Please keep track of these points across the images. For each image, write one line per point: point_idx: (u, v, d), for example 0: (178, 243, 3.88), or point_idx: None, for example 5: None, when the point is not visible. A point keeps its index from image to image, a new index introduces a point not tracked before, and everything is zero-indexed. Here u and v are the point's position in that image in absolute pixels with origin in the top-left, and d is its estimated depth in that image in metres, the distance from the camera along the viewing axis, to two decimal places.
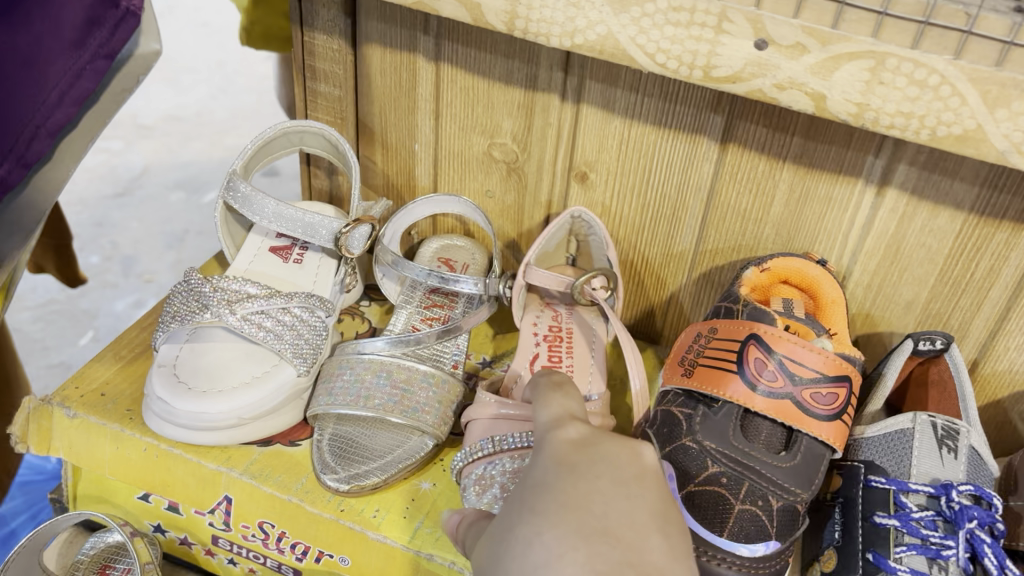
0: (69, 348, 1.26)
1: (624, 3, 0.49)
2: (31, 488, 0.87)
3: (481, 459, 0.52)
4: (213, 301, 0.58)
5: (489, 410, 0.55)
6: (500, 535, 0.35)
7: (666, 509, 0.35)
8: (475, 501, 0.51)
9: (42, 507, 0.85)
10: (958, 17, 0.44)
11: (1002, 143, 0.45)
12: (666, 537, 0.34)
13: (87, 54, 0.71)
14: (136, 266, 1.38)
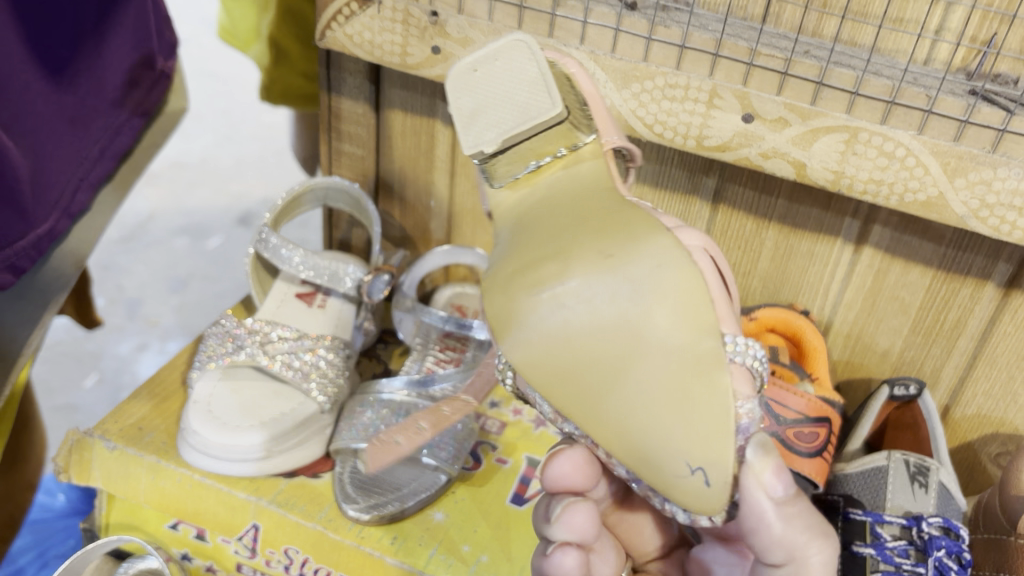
0: (74, 390, 1.29)
1: (626, 80, 0.55)
2: (42, 527, 0.86)
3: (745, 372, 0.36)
4: (247, 343, 0.65)
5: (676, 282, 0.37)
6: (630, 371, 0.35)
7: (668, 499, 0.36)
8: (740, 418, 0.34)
9: (51, 546, 0.84)
10: (919, 98, 0.50)
11: (961, 209, 0.51)
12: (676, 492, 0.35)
13: (123, 113, 0.79)
14: (140, 310, 1.42)
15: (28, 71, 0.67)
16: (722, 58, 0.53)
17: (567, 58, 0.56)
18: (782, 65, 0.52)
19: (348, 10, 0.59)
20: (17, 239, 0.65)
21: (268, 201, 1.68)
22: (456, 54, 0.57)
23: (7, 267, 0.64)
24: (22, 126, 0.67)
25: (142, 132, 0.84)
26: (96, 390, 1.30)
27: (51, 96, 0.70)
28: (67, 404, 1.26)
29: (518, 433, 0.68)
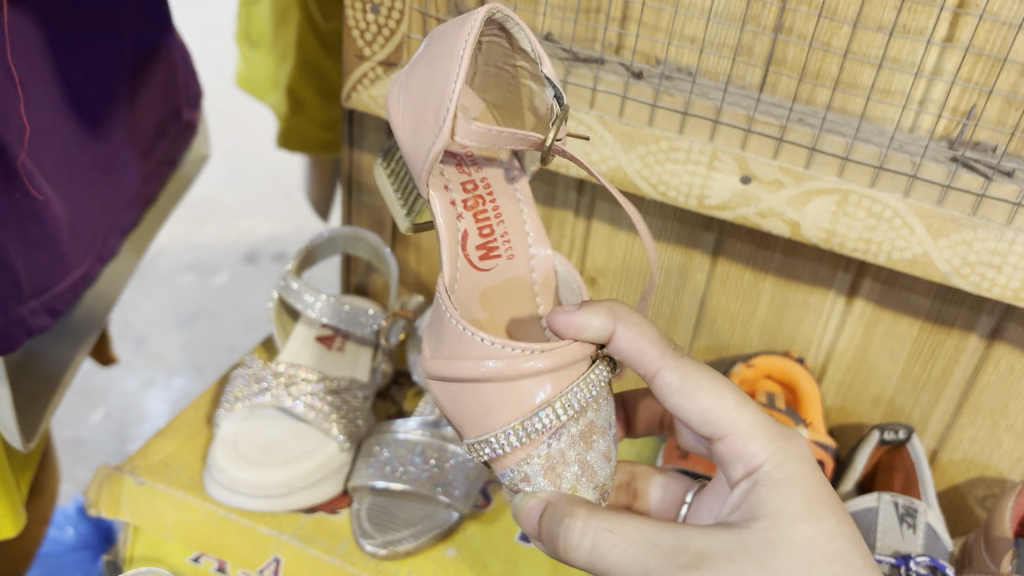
0: (80, 424, 1.31)
1: (632, 142, 0.58)
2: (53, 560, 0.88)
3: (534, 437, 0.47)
4: (272, 385, 0.68)
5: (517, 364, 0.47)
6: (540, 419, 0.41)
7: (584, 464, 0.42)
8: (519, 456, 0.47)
9: None
10: (905, 164, 0.54)
11: (945, 266, 0.54)
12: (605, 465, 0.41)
13: (151, 161, 0.83)
14: (147, 345, 1.45)
15: (71, 129, 0.70)
16: (722, 125, 0.57)
17: (577, 122, 0.59)
18: (778, 132, 0.56)
19: (373, 73, 0.63)
20: (54, 285, 0.67)
21: (274, 238, 1.69)
22: None
23: (45, 311, 0.66)
24: (64, 177, 0.69)
25: (167, 179, 0.88)
26: (102, 425, 1.32)
27: (88, 148, 0.73)
28: (73, 438, 1.29)
29: None
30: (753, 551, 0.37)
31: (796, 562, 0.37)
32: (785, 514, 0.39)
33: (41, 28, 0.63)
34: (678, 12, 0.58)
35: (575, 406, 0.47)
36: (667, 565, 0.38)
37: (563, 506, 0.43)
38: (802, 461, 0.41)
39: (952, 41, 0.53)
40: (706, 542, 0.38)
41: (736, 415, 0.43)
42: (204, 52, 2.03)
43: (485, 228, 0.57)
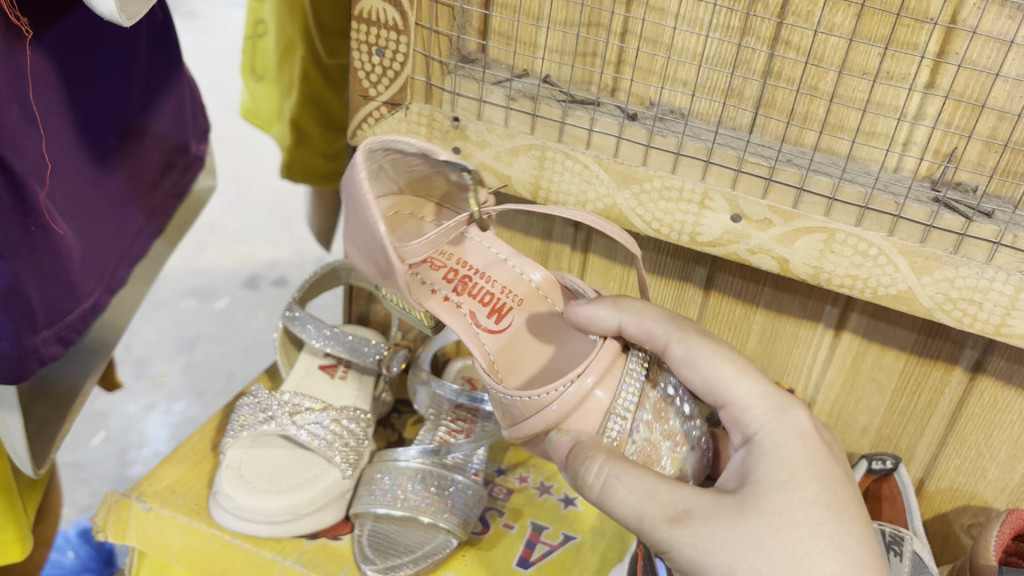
0: (81, 448, 1.33)
1: (627, 181, 0.61)
2: None
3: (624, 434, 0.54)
4: (277, 412, 0.70)
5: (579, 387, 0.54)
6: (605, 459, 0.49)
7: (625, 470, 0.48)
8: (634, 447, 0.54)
9: None
10: (889, 204, 0.56)
11: (928, 302, 0.56)
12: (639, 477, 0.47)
13: (161, 193, 0.85)
14: (148, 368, 1.46)
15: (85, 163, 0.72)
16: (713, 165, 0.59)
17: (574, 161, 0.62)
18: (766, 172, 0.58)
19: (378, 112, 0.65)
20: (66, 314, 0.69)
21: (275, 263, 1.70)
22: (475, 154, 0.65)
23: (57, 340, 0.68)
24: (77, 210, 0.71)
25: (175, 210, 0.90)
26: (103, 448, 1.34)
27: (99, 180, 0.74)
28: (74, 461, 1.31)
29: (524, 499, 0.72)
30: (729, 517, 0.44)
31: (764, 527, 0.43)
32: (771, 482, 0.45)
33: (61, 68, 0.66)
34: (671, 57, 0.60)
35: (633, 398, 0.55)
36: (653, 519, 0.46)
37: (588, 448, 0.50)
38: (791, 429, 0.47)
39: (933, 87, 0.55)
40: (694, 502, 0.46)
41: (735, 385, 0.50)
42: (206, 76, 2.04)
43: (487, 295, 0.64)
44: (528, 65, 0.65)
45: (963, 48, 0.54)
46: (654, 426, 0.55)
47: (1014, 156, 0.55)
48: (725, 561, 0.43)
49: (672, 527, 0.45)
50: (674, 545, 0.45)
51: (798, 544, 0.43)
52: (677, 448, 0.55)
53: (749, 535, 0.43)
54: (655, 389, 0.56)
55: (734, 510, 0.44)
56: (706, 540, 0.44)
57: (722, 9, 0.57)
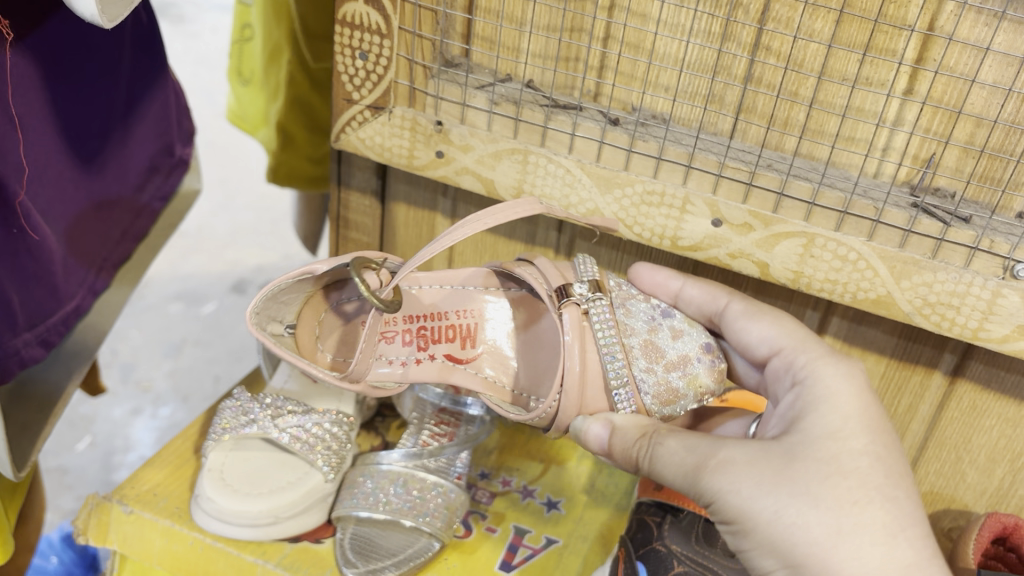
0: (66, 452, 1.32)
1: (609, 186, 0.61)
2: None
3: (634, 392, 0.56)
4: (260, 415, 0.69)
5: (575, 377, 0.56)
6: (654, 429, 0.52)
7: (671, 433, 0.51)
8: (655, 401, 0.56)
9: None
10: (868, 209, 0.57)
11: (907, 306, 0.57)
12: (682, 438, 0.50)
13: (145, 196, 0.85)
14: (134, 373, 1.45)
15: (69, 166, 0.72)
16: (694, 170, 0.59)
17: (556, 165, 0.62)
18: (747, 177, 0.59)
19: (361, 116, 0.65)
20: (48, 317, 0.69)
21: (262, 267, 1.69)
22: (458, 158, 0.65)
23: (39, 343, 0.68)
24: (60, 213, 0.71)
25: (159, 214, 0.89)
26: (88, 454, 1.33)
27: (83, 183, 0.74)
28: (58, 466, 1.30)
29: (507, 502, 0.72)
30: (775, 463, 0.46)
31: (814, 474, 0.46)
32: (822, 434, 0.47)
33: (44, 70, 0.65)
34: (653, 63, 0.61)
35: (622, 361, 0.56)
36: (697, 469, 0.48)
37: (631, 425, 0.53)
38: (843, 377, 0.51)
39: (911, 94, 0.56)
40: (734, 451, 0.48)
41: (789, 335, 0.55)
42: (194, 81, 2.03)
43: (447, 330, 0.66)
44: (511, 70, 0.65)
45: (940, 55, 0.54)
46: (654, 366, 0.57)
47: (991, 163, 0.56)
48: (770, 507, 0.45)
49: (715, 473, 0.47)
50: (721, 494, 0.47)
51: (846, 492, 0.45)
52: (683, 368, 0.57)
53: (798, 482, 0.46)
54: (631, 337, 0.58)
55: (782, 458, 0.47)
56: (749, 488, 0.46)
57: (703, 14, 0.58)
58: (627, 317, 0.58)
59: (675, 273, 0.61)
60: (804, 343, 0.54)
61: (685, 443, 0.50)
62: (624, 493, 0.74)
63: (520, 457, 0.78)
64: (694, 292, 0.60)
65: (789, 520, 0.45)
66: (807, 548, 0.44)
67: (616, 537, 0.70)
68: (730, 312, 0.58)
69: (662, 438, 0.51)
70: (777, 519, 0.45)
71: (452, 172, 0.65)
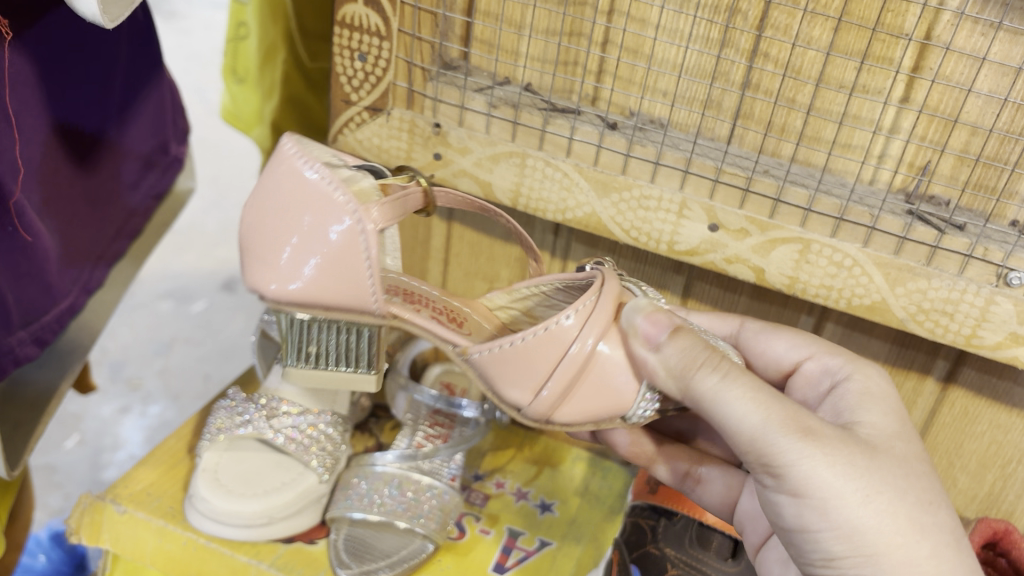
0: (55, 451, 1.32)
1: (606, 190, 0.61)
2: None
3: None
4: (254, 416, 0.69)
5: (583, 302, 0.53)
6: (719, 360, 0.47)
7: (737, 374, 0.46)
8: None
9: None
10: (864, 216, 0.57)
11: (902, 313, 0.57)
12: (751, 383, 0.46)
13: (140, 194, 0.85)
14: (124, 371, 1.45)
15: (64, 164, 0.71)
16: (691, 175, 0.60)
17: (554, 169, 0.62)
18: (744, 182, 0.59)
19: (359, 118, 0.66)
20: (43, 314, 0.69)
21: None
22: (455, 161, 0.65)
23: (33, 341, 0.68)
24: (55, 210, 0.71)
25: (153, 212, 0.89)
26: (76, 452, 1.33)
27: (77, 182, 0.74)
28: (46, 464, 1.30)
29: (500, 505, 0.72)
30: (864, 450, 0.46)
31: (895, 470, 0.46)
32: (895, 433, 0.48)
33: (42, 68, 0.66)
34: (651, 68, 0.61)
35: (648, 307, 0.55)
36: (784, 415, 0.45)
37: (699, 348, 0.48)
38: (881, 379, 0.53)
39: (908, 102, 0.56)
40: (823, 425, 0.46)
41: (820, 342, 0.58)
42: (185, 78, 2.02)
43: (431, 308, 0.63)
44: (510, 73, 0.65)
45: (936, 64, 0.54)
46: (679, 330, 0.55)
47: (986, 171, 0.56)
48: (862, 489, 0.44)
49: (802, 428, 0.45)
50: (793, 456, 0.44)
51: (924, 492, 0.46)
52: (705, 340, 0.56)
53: (883, 470, 0.45)
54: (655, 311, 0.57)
55: (868, 447, 0.46)
56: (843, 464, 0.44)
57: (701, 21, 0.58)
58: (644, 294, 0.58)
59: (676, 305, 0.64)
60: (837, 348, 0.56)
61: (755, 386, 0.46)
62: (617, 497, 0.75)
63: (514, 459, 0.78)
64: (700, 320, 0.63)
65: (881, 507, 0.44)
66: (895, 539, 0.43)
67: (609, 539, 0.70)
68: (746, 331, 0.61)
69: (727, 380, 0.46)
70: (867, 502, 0.44)
71: (449, 174, 0.65)
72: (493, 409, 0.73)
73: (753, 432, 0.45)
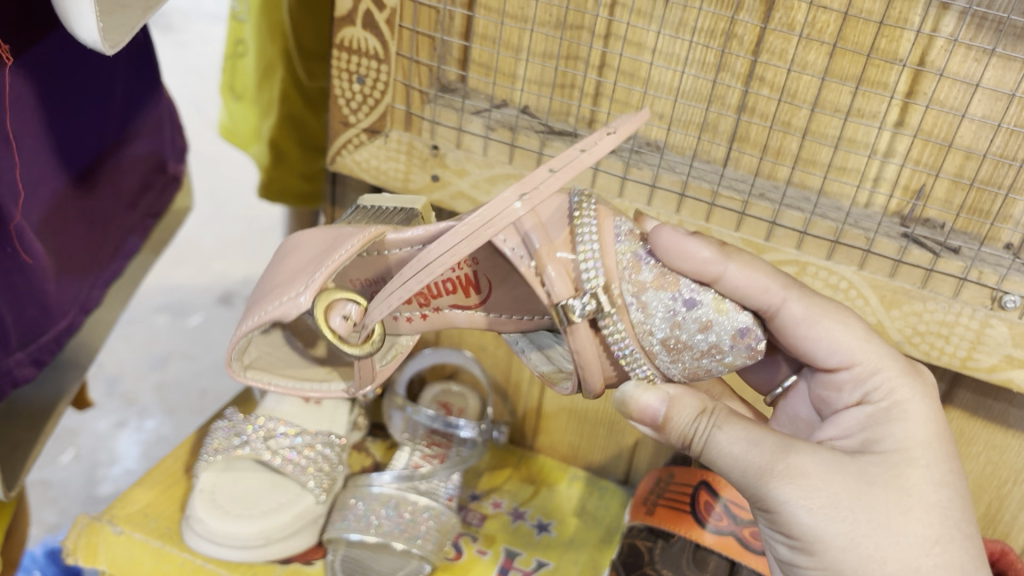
0: (50, 466, 1.32)
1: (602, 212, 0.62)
2: None
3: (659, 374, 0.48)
4: (252, 437, 0.69)
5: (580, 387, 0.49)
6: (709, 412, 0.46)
7: (728, 421, 0.46)
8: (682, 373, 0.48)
9: None
10: (860, 239, 0.58)
11: (897, 335, 0.58)
12: (743, 431, 0.45)
13: (137, 212, 0.85)
14: (119, 386, 1.45)
15: (62, 184, 0.71)
16: (688, 199, 0.61)
17: None
18: (740, 206, 0.60)
19: (357, 139, 0.66)
20: (42, 336, 0.70)
21: (250, 280, 1.68)
22: (453, 182, 0.65)
23: (31, 361, 0.69)
24: (52, 231, 0.71)
25: (151, 230, 0.90)
26: (72, 467, 1.33)
27: (76, 202, 0.74)
28: (42, 479, 1.29)
29: (498, 525, 0.72)
30: (851, 486, 0.44)
31: (894, 506, 0.43)
32: (899, 458, 0.45)
33: (41, 89, 0.66)
34: (648, 92, 0.61)
35: (636, 352, 0.47)
36: (764, 470, 0.44)
37: (693, 404, 0.46)
38: (921, 399, 0.48)
39: (902, 126, 0.57)
40: (806, 458, 0.44)
41: (866, 346, 0.49)
42: (183, 92, 2.02)
43: (447, 283, 0.53)
44: (507, 96, 0.65)
45: (931, 89, 0.55)
46: (682, 358, 0.47)
47: (980, 195, 0.57)
48: (847, 533, 0.43)
49: (787, 480, 0.43)
50: (786, 502, 0.43)
51: (929, 529, 0.43)
52: (717, 355, 0.47)
53: (875, 511, 0.43)
54: (654, 331, 0.47)
55: (860, 479, 0.44)
56: (825, 507, 0.43)
57: (697, 45, 0.58)
58: (643, 319, 0.47)
59: (716, 252, 0.46)
60: (880, 356, 0.49)
61: (747, 433, 0.45)
62: (614, 517, 0.75)
63: (512, 478, 0.78)
64: (739, 280, 0.47)
65: (866, 552, 0.43)
66: None
67: (606, 560, 0.70)
68: (787, 315, 0.49)
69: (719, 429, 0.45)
70: (853, 546, 0.43)
71: (447, 197, 0.66)
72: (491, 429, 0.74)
73: (746, 479, 0.45)
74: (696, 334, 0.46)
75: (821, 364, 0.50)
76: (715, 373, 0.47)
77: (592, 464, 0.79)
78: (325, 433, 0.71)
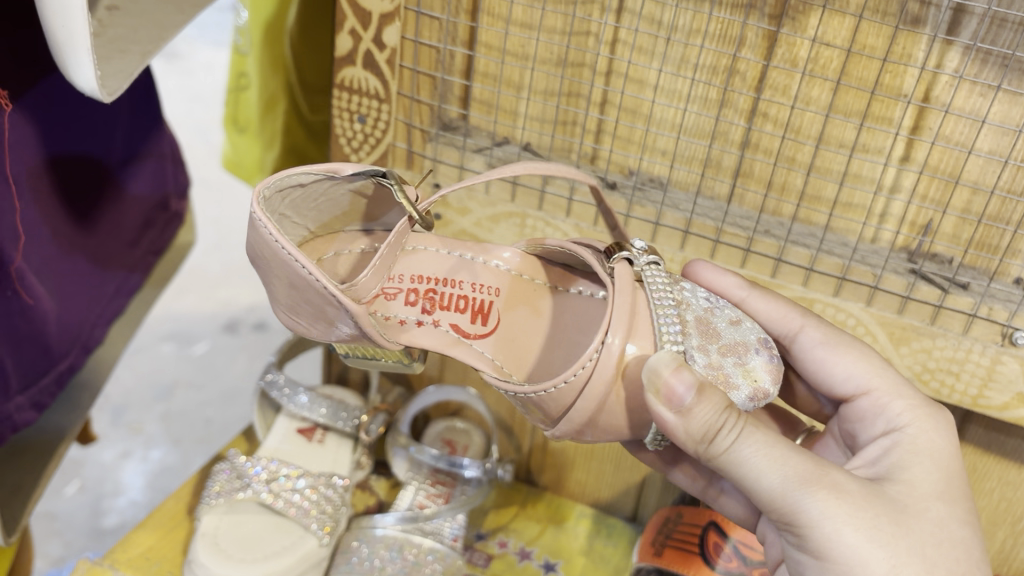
0: (54, 499, 1.31)
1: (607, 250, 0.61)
2: None
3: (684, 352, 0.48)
4: (253, 480, 0.69)
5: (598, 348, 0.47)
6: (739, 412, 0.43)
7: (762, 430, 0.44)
8: (704, 364, 0.48)
9: None
10: (867, 275, 0.58)
11: (906, 372, 0.58)
12: (776, 442, 0.43)
13: (140, 250, 0.85)
14: (125, 416, 1.44)
15: (63, 223, 0.71)
16: (691, 235, 0.61)
17: (554, 229, 0.63)
18: (745, 242, 0.60)
19: None
20: (42, 377, 0.69)
21: (256, 308, 1.68)
22: (455, 221, 0.65)
23: (31, 405, 0.68)
24: (53, 272, 0.71)
25: (153, 267, 0.89)
26: (77, 499, 1.32)
27: (78, 240, 0.74)
28: (47, 513, 1.29)
29: (503, 566, 0.71)
30: (889, 511, 0.43)
31: (928, 537, 0.43)
32: (927, 492, 0.45)
33: (42, 131, 0.66)
34: (650, 129, 0.61)
35: (671, 314, 0.48)
36: (802, 481, 0.42)
37: (721, 399, 0.43)
38: (943, 432, 0.48)
39: (908, 161, 0.56)
40: (843, 477, 0.43)
41: (883, 374, 0.51)
42: (189, 119, 2.03)
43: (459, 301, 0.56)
44: (508, 133, 0.65)
45: (936, 125, 0.54)
46: (709, 346, 0.48)
47: (988, 231, 0.56)
48: (890, 558, 0.41)
49: (825, 492, 0.42)
50: (822, 516, 0.42)
51: (956, 563, 0.43)
52: (742, 358, 0.48)
53: (913, 537, 0.42)
54: (690, 310, 0.50)
55: (893, 508, 0.43)
56: (869, 529, 0.42)
57: (699, 82, 0.58)
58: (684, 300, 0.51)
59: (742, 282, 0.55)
60: (898, 386, 0.50)
61: (779, 445, 0.43)
62: (622, 556, 0.73)
63: (517, 517, 0.77)
64: (762, 306, 0.54)
65: None
66: None
67: None
68: (804, 340, 0.53)
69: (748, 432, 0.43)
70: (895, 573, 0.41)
71: (449, 234, 0.66)
72: (495, 468, 0.72)
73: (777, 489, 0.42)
74: (728, 329, 0.50)
75: (840, 392, 0.52)
76: (734, 377, 0.48)
77: (599, 500, 0.78)
78: (326, 476, 0.71)
